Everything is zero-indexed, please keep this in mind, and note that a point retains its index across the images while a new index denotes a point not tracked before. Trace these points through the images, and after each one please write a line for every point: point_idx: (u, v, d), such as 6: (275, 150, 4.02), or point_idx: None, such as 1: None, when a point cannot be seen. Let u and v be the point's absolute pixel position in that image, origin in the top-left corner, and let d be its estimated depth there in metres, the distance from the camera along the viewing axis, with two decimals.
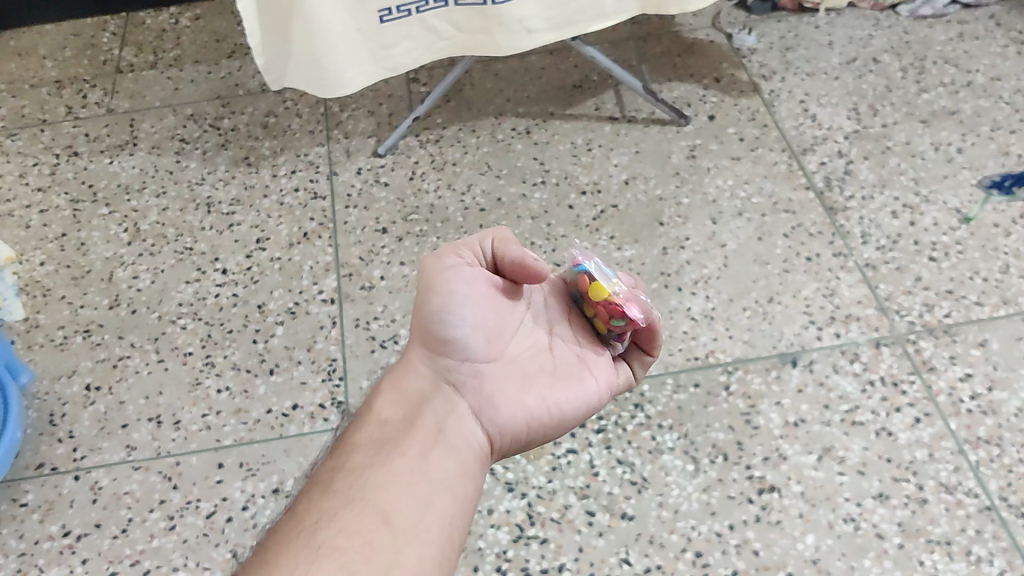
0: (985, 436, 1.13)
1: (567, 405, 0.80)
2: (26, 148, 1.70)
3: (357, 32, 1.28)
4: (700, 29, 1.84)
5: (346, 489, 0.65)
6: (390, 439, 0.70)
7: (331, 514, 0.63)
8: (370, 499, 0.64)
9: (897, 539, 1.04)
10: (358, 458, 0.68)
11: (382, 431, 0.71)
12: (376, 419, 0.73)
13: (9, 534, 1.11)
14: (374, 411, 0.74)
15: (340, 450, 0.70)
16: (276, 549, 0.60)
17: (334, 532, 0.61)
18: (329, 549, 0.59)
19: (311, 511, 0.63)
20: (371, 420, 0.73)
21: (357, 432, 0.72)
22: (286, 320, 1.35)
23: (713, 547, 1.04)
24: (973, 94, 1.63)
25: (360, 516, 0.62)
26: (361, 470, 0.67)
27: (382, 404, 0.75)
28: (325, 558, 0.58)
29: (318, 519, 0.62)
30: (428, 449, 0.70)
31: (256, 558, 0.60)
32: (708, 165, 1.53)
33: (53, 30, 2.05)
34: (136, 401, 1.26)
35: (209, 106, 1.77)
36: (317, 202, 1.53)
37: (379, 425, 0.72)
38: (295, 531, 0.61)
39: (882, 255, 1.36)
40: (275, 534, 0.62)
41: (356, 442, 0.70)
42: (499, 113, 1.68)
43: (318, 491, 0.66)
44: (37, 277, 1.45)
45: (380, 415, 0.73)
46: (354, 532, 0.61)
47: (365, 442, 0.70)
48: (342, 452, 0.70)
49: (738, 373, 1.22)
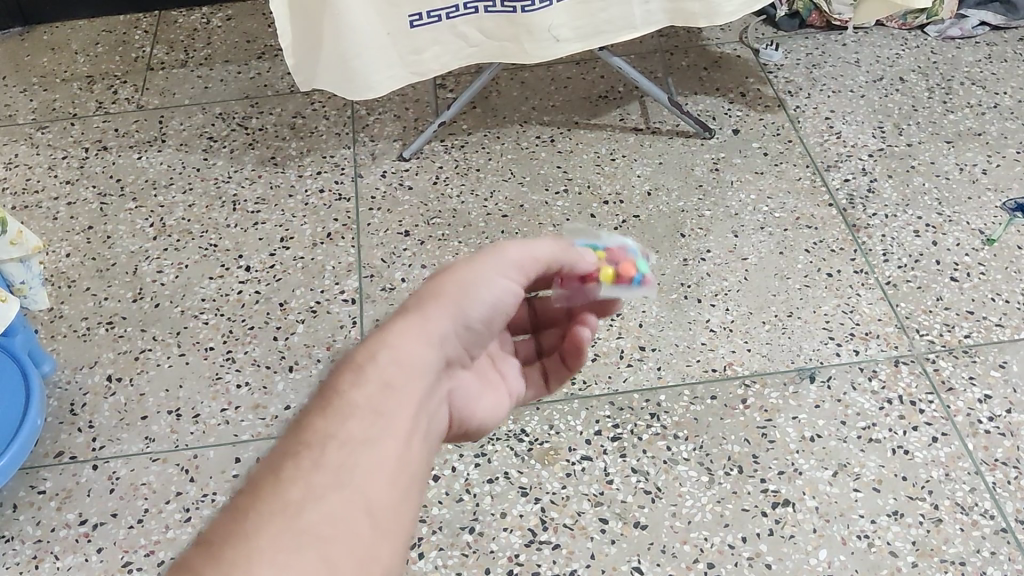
0: (1003, 457, 1.12)
1: (496, 412, 0.77)
2: (56, 141, 1.73)
3: (387, 37, 1.30)
4: (727, 43, 1.86)
5: (337, 465, 0.52)
6: (391, 407, 0.57)
7: (317, 491, 0.51)
8: (362, 479, 0.53)
9: (910, 557, 1.03)
10: (354, 420, 0.55)
11: (387, 395, 0.58)
12: (381, 371, 0.59)
13: (26, 520, 1.13)
14: (377, 355, 0.59)
15: (328, 399, 0.56)
16: (247, 529, 0.47)
17: (320, 516, 0.49)
18: (312, 537, 0.48)
19: (295, 480, 0.51)
20: (375, 368, 0.58)
21: (354, 381, 0.57)
22: (307, 318, 1.36)
23: (725, 558, 1.04)
24: (1000, 116, 1.63)
25: (347, 500, 0.51)
26: (357, 440, 0.54)
27: (389, 351, 0.60)
28: (308, 552, 0.47)
29: (301, 496, 0.50)
30: (417, 430, 0.59)
31: (227, 530, 0.47)
32: (730, 179, 1.54)
33: (86, 26, 2.09)
34: (156, 393, 1.27)
35: (237, 105, 1.80)
36: (341, 204, 1.55)
37: (384, 387, 0.58)
38: (273, 506, 0.49)
39: (903, 274, 1.36)
40: (247, 506, 0.49)
41: (353, 396, 0.56)
42: (524, 121, 1.70)
43: (304, 454, 0.52)
44: (63, 268, 1.47)
45: (388, 368, 0.59)
46: (339, 521, 0.50)
47: (365, 402, 0.56)
48: (332, 402, 0.56)
49: (756, 387, 1.22)
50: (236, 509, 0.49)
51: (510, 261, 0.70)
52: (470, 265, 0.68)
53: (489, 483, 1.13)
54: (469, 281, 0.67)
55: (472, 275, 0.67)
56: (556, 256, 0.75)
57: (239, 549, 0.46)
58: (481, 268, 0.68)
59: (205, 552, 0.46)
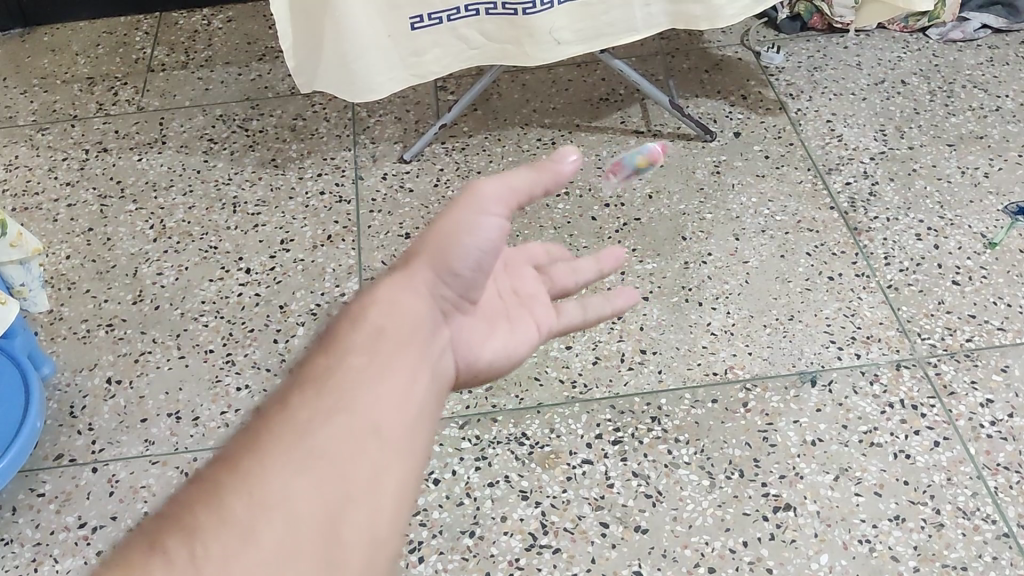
0: (1005, 462, 1.12)
1: (511, 351, 0.77)
2: (57, 142, 1.73)
3: (387, 39, 1.30)
4: (729, 46, 1.85)
5: (332, 402, 0.53)
6: (387, 347, 0.58)
7: (313, 425, 0.51)
8: (360, 413, 0.53)
9: (912, 562, 1.03)
10: (348, 359, 0.56)
11: (379, 337, 0.58)
12: (371, 316, 0.59)
13: (26, 523, 1.13)
14: (368, 305, 0.60)
15: (324, 344, 0.57)
16: (249, 465, 0.49)
17: (318, 447, 0.50)
18: (312, 465, 0.49)
19: (291, 416, 0.52)
20: (367, 314, 0.59)
21: (347, 326, 0.58)
22: (307, 321, 1.36)
23: (727, 563, 1.04)
24: (1001, 119, 1.63)
25: (344, 431, 0.52)
26: (351, 377, 0.55)
27: (380, 302, 0.60)
28: (308, 477, 0.49)
29: (297, 432, 0.51)
30: (419, 368, 0.59)
31: (228, 464, 0.49)
32: (731, 182, 1.53)
33: (87, 27, 2.09)
34: (156, 396, 1.27)
35: (238, 107, 1.79)
36: (341, 206, 1.55)
37: (376, 331, 0.58)
38: (271, 441, 0.50)
39: (905, 277, 1.36)
40: (246, 443, 0.50)
41: (347, 338, 0.57)
42: (525, 123, 1.69)
43: (300, 394, 0.53)
44: (63, 270, 1.47)
45: (378, 315, 0.59)
46: (336, 450, 0.51)
47: (358, 343, 0.57)
48: (328, 345, 0.57)
49: (757, 391, 1.22)
50: (235, 447, 0.50)
51: (486, 199, 0.66)
52: (452, 210, 0.66)
53: (490, 487, 1.13)
54: (453, 228, 0.65)
55: (456, 222, 0.65)
56: (539, 186, 0.68)
57: (240, 479, 0.48)
58: (461, 210, 0.66)
59: (206, 485, 0.48)
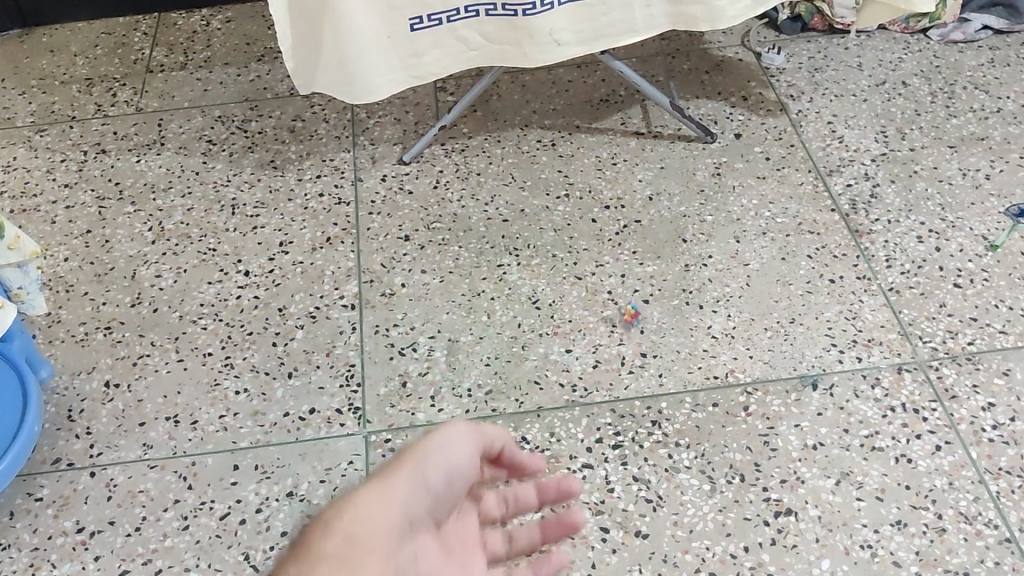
0: (1007, 466, 1.11)
1: None
2: (55, 144, 1.72)
3: (386, 40, 1.29)
4: (730, 46, 1.84)
5: None
6: (359, 558, 0.61)
7: None
8: None
9: (914, 567, 1.03)
10: (324, 565, 0.59)
11: (352, 547, 0.62)
12: (346, 527, 0.63)
13: (23, 528, 1.12)
14: (344, 514, 0.64)
15: (301, 548, 0.61)
16: None
17: None
18: None
19: None
20: (342, 524, 0.63)
21: (321, 534, 0.62)
22: (306, 324, 1.35)
23: (727, 568, 1.04)
24: (1003, 121, 1.62)
25: None
26: None
27: (356, 510, 0.65)
28: None
29: None
30: None
31: None
32: (732, 184, 1.53)
33: (85, 27, 2.08)
34: (154, 400, 1.27)
35: (237, 108, 1.79)
36: (341, 208, 1.54)
37: (349, 541, 0.62)
38: None
39: (907, 280, 1.35)
40: None
41: (322, 546, 0.61)
42: (524, 125, 1.69)
43: None
44: (61, 272, 1.46)
45: (353, 525, 0.63)
46: None
47: (332, 551, 0.61)
48: (304, 550, 0.60)
49: (758, 394, 1.21)
50: None
51: (463, 430, 0.75)
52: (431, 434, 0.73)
53: None
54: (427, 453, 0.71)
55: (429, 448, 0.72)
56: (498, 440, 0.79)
57: None
58: (440, 435, 0.73)
59: None
